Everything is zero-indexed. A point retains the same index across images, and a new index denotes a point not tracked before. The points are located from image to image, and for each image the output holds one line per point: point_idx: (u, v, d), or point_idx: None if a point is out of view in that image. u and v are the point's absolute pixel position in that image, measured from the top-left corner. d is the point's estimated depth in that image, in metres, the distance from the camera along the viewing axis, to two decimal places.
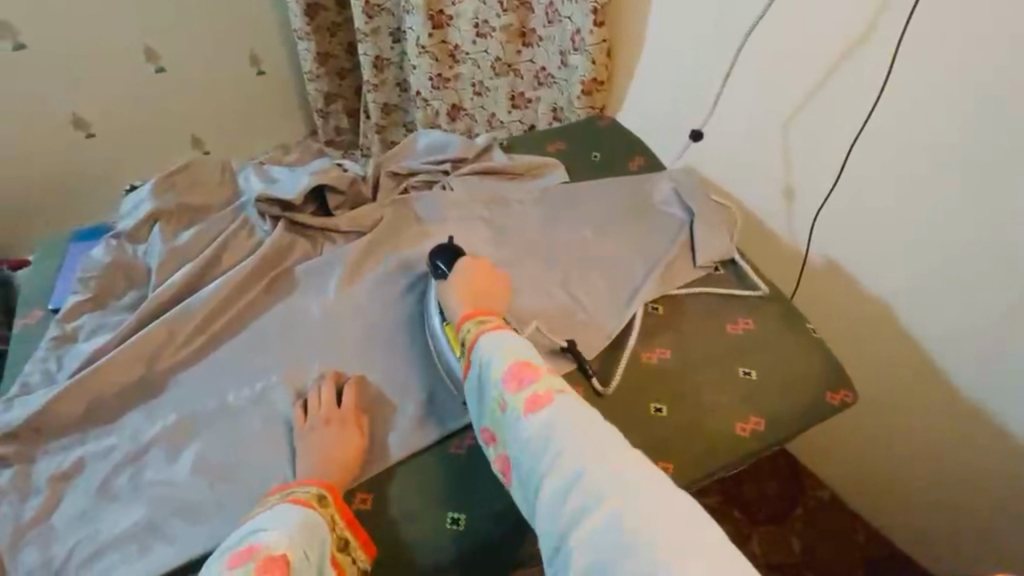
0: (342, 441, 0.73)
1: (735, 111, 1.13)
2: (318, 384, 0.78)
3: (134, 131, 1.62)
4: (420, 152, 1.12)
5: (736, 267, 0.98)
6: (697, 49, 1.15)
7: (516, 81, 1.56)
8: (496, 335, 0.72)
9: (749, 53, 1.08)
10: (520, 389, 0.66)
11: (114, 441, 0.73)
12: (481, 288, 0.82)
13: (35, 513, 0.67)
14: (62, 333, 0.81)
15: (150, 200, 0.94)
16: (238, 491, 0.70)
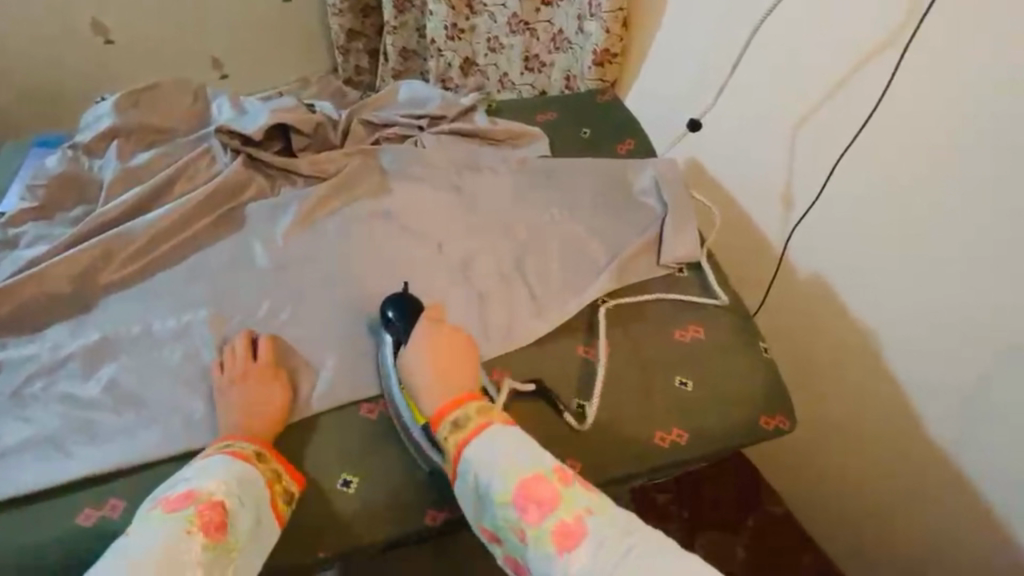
0: (265, 394, 0.72)
1: (737, 106, 1.06)
2: (233, 339, 0.76)
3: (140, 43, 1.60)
4: (400, 104, 1.07)
5: (702, 272, 0.94)
6: (708, 33, 1.08)
7: (532, 41, 1.50)
8: (491, 442, 0.65)
9: (759, 44, 1.01)
10: (543, 517, 0.60)
11: (35, 351, 0.74)
12: (449, 361, 0.72)
13: None
14: (3, 238, 0.81)
15: (111, 115, 0.92)
16: (141, 418, 0.70)
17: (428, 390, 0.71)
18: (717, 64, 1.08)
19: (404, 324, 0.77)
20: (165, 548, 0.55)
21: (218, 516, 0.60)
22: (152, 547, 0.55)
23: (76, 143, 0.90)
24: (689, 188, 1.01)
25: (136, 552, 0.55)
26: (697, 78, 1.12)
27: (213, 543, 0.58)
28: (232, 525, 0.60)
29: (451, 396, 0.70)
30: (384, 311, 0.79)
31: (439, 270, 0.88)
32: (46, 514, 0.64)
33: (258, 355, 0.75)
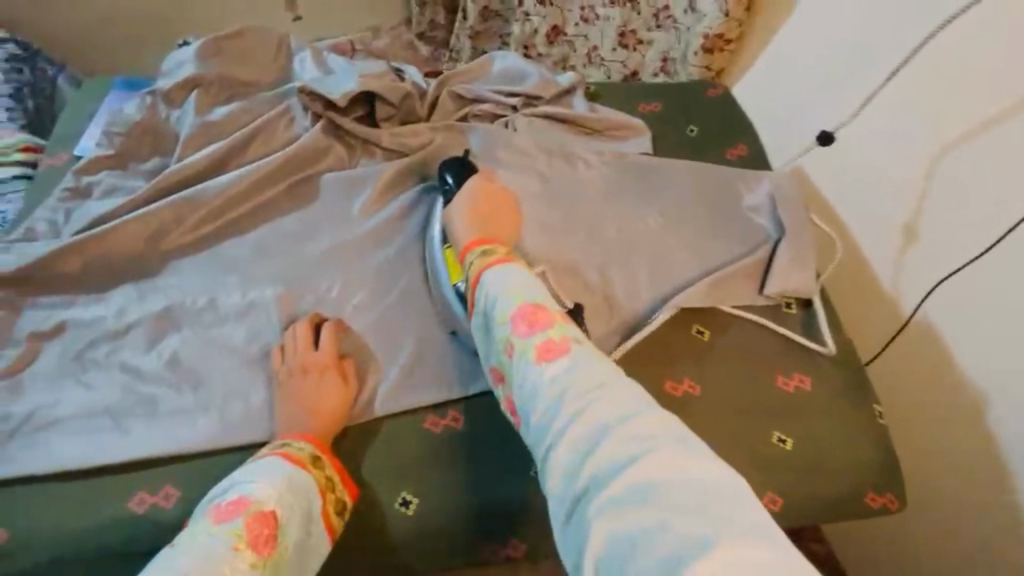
0: (324, 386, 0.67)
1: (880, 124, 0.91)
2: (293, 326, 0.70)
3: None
4: (493, 77, 0.97)
5: (812, 311, 0.83)
6: (861, 39, 0.93)
7: (632, 15, 1.35)
8: (510, 268, 0.63)
9: (923, 59, 0.85)
10: (531, 333, 0.55)
11: (100, 312, 0.71)
12: (489, 210, 0.77)
13: (11, 362, 0.66)
14: (75, 187, 0.77)
15: (193, 62, 0.87)
16: (203, 398, 0.66)
17: (463, 227, 0.73)
18: (865, 71, 0.93)
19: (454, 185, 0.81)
20: (210, 563, 0.47)
21: (267, 529, 0.53)
22: (196, 557, 0.48)
23: (155, 88, 0.85)
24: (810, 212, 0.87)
25: (178, 564, 0.47)
26: (833, 86, 0.98)
27: (262, 560, 0.51)
28: (281, 540, 0.53)
29: (480, 235, 0.71)
30: (441, 174, 0.83)
31: None
32: (97, 491, 0.61)
33: (319, 345, 0.69)
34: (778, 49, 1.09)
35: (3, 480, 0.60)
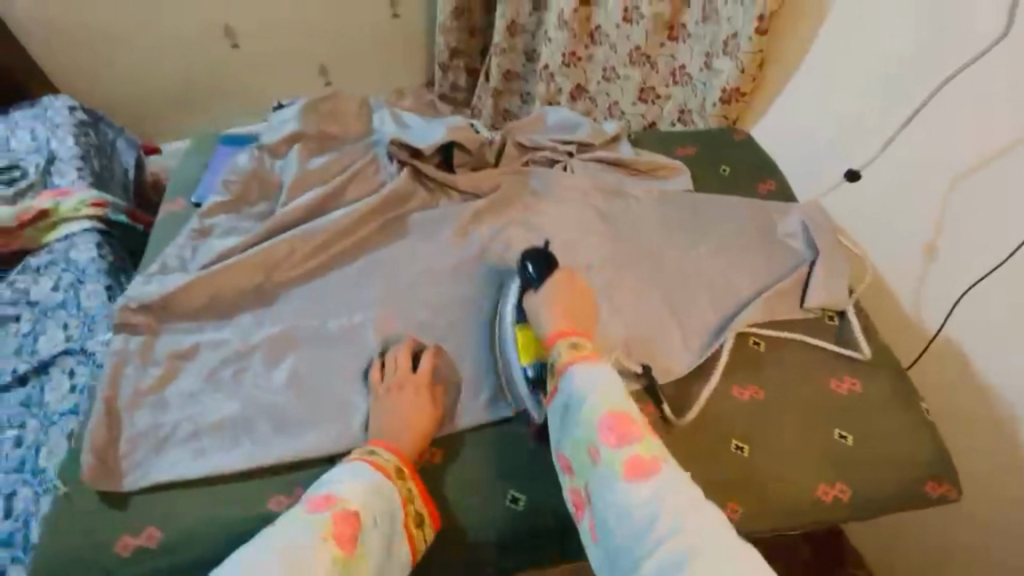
0: (418, 403, 0.74)
1: (903, 164, 1.03)
2: (394, 349, 0.79)
3: (285, 48, 2.16)
4: (549, 128, 1.11)
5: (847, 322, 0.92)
6: (881, 93, 1.07)
7: (651, 73, 1.58)
8: (597, 369, 0.68)
9: (939, 108, 0.98)
10: (620, 445, 0.61)
11: (227, 336, 0.80)
12: (577, 304, 0.79)
13: (155, 380, 0.75)
14: (200, 228, 0.88)
15: (294, 120, 1.00)
16: (312, 412, 0.74)
17: (547, 322, 0.76)
18: (877, 119, 1.08)
19: (537, 278, 0.82)
20: (301, 551, 0.56)
21: (349, 530, 0.60)
22: (290, 543, 0.56)
23: (262, 143, 0.98)
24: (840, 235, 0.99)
25: (282, 545, 0.56)
26: (860, 133, 1.11)
27: (344, 557, 0.59)
28: (360, 542, 0.61)
29: (564, 326, 0.75)
30: (523, 263, 0.84)
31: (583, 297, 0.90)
32: (234, 493, 0.68)
33: (418, 365, 0.78)
34: (805, 102, 1.22)
35: (153, 484, 0.68)
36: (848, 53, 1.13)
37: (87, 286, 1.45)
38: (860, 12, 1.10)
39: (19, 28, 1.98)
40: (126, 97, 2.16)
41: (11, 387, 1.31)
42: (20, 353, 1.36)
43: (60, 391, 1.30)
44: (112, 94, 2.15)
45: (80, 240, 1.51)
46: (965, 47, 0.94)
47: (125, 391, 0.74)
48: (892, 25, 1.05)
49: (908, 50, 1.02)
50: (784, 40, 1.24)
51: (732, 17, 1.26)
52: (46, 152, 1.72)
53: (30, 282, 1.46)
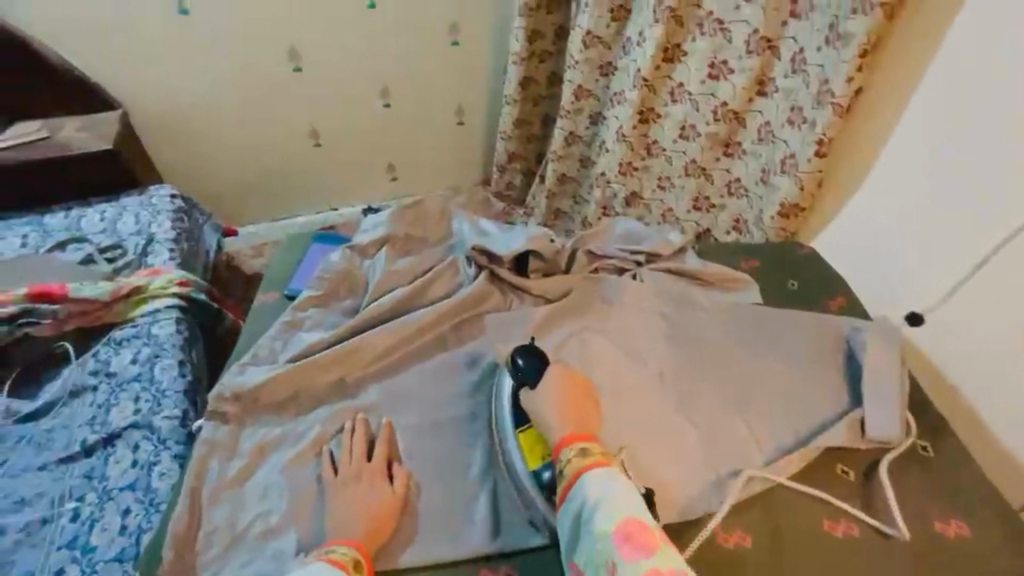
0: (372, 494, 0.75)
1: (976, 301, 1.07)
2: (349, 436, 0.81)
3: (363, 148, 2.53)
4: (616, 237, 1.17)
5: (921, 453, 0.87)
6: (950, 229, 1.12)
7: (706, 185, 1.66)
8: (605, 476, 0.69)
9: (1014, 252, 1.01)
10: (637, 555, 0.61)
11: (305, 427, 0.84)
12: (574, 400, 0.81)
13: (236, 472, 0.80)
14: (291, 320, 0.95)
15: (385, 224, 1.08)
16: (313, 522, 0.74)
17: (553, 424, 0.77)
18: (943, 259, 1.14)
19: (527, 371, 0.83)
20: None
21: None
22: None
23: (353, 243, 1.06)
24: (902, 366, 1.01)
25: None
26: (932, 262, 1.16)
27: None
28: None
29: (569, 429, 0.76)
30: (512, 358, 0.86)
31: (656, 409, 0.90)
32: None
33: (372, 454, 0.79)
34: (868, 224, 1.29)
35: None
36: (904, 190, 1.20)
37: (163, 360, 1.53)
38: (921, 153, 1.16)
39: (138, 126, 2.23)
40: (220, 185, 2.44)
41: (77, 457, 1.36)
42: (92, 425, 1.41)
43: (121, 465, 1.33)
44: (207, 185, 2.42)
45: (163, 316, 1.61)
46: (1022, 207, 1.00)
47: (209, 483, 0.79)
48: (955, 168, 1.10)
49: (975, 192, 1.07)
50: (841, 163, 1.32)
51: (789, 140, 1.38)
52: (145, 234, 1.90)
53: (111, 353, 1.55)
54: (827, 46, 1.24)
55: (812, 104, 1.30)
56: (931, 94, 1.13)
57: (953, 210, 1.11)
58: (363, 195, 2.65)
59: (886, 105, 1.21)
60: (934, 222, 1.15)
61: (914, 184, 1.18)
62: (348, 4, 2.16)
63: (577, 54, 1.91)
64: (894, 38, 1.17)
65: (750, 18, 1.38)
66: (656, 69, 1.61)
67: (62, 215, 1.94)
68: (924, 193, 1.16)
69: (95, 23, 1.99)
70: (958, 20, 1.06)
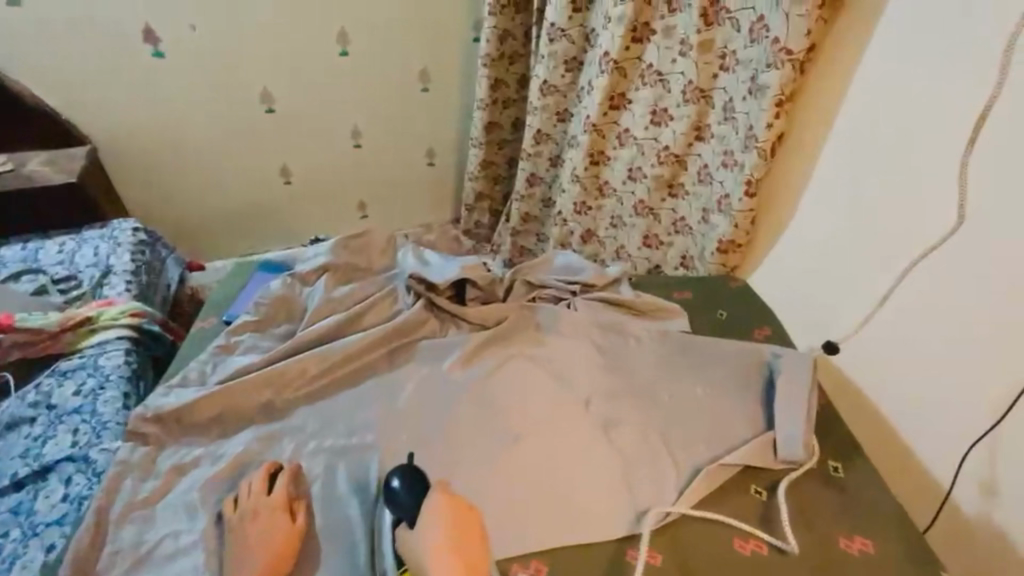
0: (272, 528, 0.74)
1: (893, 331, 1.15)
2: (251, 475, 0.81)
3: (334, 186, 2.60)
4: (555, 269, 1.21)
5: (830, 472, 0.92)
6: (860, 263, 1.22)
7: (654, 223, 1.74)
8: None
9: (914, 283, 1.11)
10: None
11: (225, 449, 0.86)
12: (463, 538, 0.70)
13: (149, 493, 0.81)
14: (225, 344, 0.97)
15: (327, 253, 1.12)
16: (219, 548, 0.75)
17: None
18: (859, 291, 1.22)
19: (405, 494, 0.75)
20: None
21: None
22: None
23: (294, 271, 1.09)
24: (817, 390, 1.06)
25: None
26: (846, 293, 1.25)
27: None
28: None
29: None
30: (389, 481, 0.78)
31: (580, 432, 0.92)
32: None
33: (271, 490, 0.78)
34: (790, 259, 1.39)
35: None
36: (821, 228, 1.30)
37: (106, 393, 1.50)
38: (832, 196, 1.27)
39: (108, 162, 2.26)
40: (192, 221, 2.47)
41: (7, 491, 1.32)
42: (25, 457, 1.37)
43: (50, 500, 1.29)
44: (177, 219, 2.45)
45: (112, 347, 1.60)
46: (921, 245, 1.10)
47: (119, 503, 0.79)
48: (862, 209, 1.21)
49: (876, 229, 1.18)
50: (770, 203, 1.41)
51: (724, 180, 1.47)
52: (103, 266, 1.90)
53: (55, 385, 1.52)
54: (750, 96, 1.34)
55: (740, 148, 1.40)
56: (837, 143, 1.25)
57: (863, 247, 1.21)
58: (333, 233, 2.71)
59: (806, 149, 1.31)
60: (849, 258, 1.24)
61: (827, 223, 1.29)
62: (320, 51, 2.27)
63: (535, 101, 2.03)
64: (809, 90, 1.28)
65: (685, 70, 1.50)
66: (604, 115, 1.72)
67: (19, 247, 1.94)
68: (836, 231, 1.27)
69: (64, 63, 2.04)
70: (856, 79, 1.19)
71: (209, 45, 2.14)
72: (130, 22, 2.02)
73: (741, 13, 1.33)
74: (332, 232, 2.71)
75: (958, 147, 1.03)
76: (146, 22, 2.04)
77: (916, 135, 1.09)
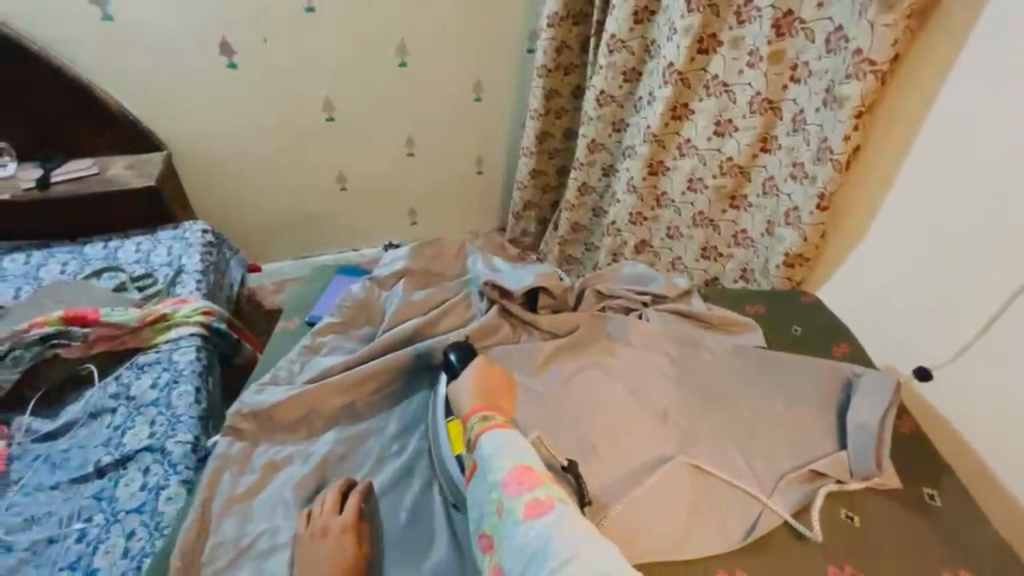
0: (339, 550, 0.79)
1: (988, 357, 1.08)
2: (326, 491, 0.86)
3: (386, 195, 2.67)
4: (624, 278, 1.22)
5: (927, 500, 0.89)
6: (952, 287, 1.15)
7: (713, 234, 1.71)
8: (501, 432, 0.80)
9: (1020, 309, 1.03)
10: (521, 493, 0.72)
11: (312, 452, 0.94)
12: (491, 384, 0.92)
13: (247, 487, 0.89)
14: (310, 344, 1.04)
15: (403, 258, 1.16)
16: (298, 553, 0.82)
17: (467, 402, 0.87)
18: (950, 315, 1.16)
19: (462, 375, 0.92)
20: None
21: None
22: None
23: (374, 276, 1.14)
24: (898, 415, 1.02)
25: None
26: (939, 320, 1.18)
27: None
28: None
29: (481, 404, 0.86)
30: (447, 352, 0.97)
31: (658, 445, 0.91)
32: None
33: (342, 509, 0.83)
34: (873, 282, 1.32)
35: None
36: (906, 246, 1.24)
37: (179, 387, 1.57)
38: (919, 216, 1.21)
39: (180, 167, 2.37)
40: (253, 225, 2.58)
41: (90, 477, 1.39)
42: (107, 445, 1.44)
43: (130, 488, 1.35)
44: (240, 223, 2.56)
45: (185, 342, 1.68)
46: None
47: (221, 496, 0.88)
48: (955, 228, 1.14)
49: (973, 252, 1.11)
50: (843, 217, 1.37)
51: (792, 193, 1.44)
52: (175, 266, 2.00)
53: (133, 376, 1.59)
54: (825, 107, 1.31)
55: (812, 160, 1.36)
56: (926, 159, 1.19)
57: (956, 270, 1.14)
58: (382, 239, 2.80)
59: (885, 163, 1.27)
60: (941, 279, 1.17)
61: (914, 244, 1.22)
62: (381, 61, 2.35)
63: (591, 111, 2.03)
64: (889, 102, 1.24)
65: (753, 81, 1.47)
66: (666, 126, 1.70)
67: (101, 246, 2.07)
68: (924, 253, 1.20)
69: (144, 75, 2.15)
70: (950, 90, 1.13)
71: (280, 58, 2.24)
72: (207, 38, 2.13)
73: (817, 23, 1.31)
74: (381, 239, 2.80)
75: None
76: (223, 37, 2.14)
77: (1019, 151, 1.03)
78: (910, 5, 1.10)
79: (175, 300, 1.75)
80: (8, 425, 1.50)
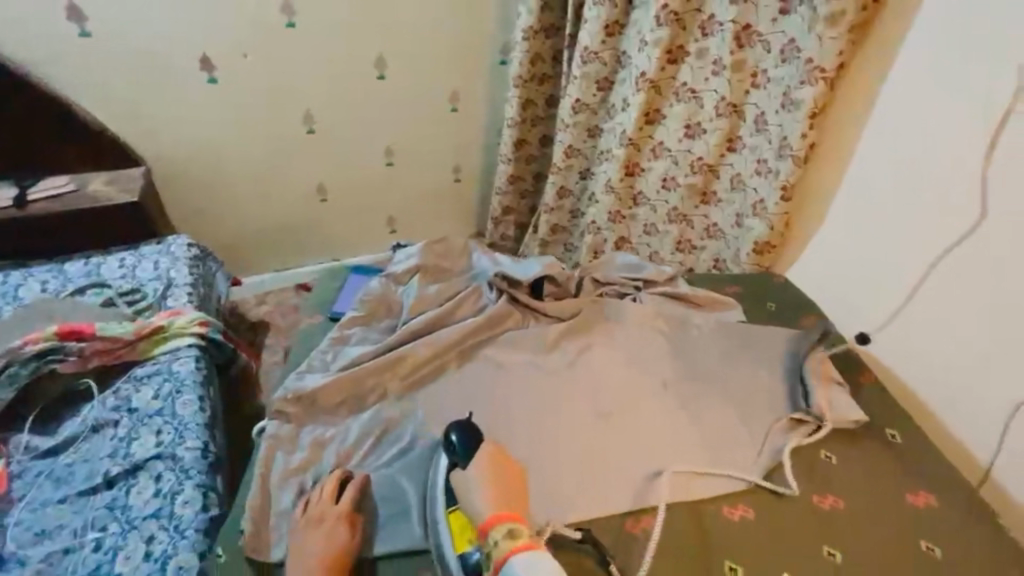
0: (336, 534, 0.87)
1: (925, 316, 1.28)
2: (325, 479, 0.94)
3: (368, 204, 2.73)
4: (617, 266, 1.33)
5: (890, 437, 1.05)
6: (892, 259, 1.35)
7: (687, 229, 1.87)
8: (536, 561, 0.75)
9: (947, 272, 1.23)
10: None
11: (335, 438, 1.03)
12: (501, 472, 0.88)
13: (302, 461, 0.99)
14: (338, 335, 1.16)
15: (416, 255, 1.26)
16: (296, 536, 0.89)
17: (482, 503, 0.83)
18: (893, 282, 1.35)
19: (467, 451, 0.91)
20: None
21: None
22: None
23: (389, 273, 1.25)
24: (862, 371, 1.16)
25: None
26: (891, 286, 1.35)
27: None
28: None
29: (498, 511, 0.82)
30: (449, 433, 0.95)
31: (660, 405, 1.07)
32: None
33: (339, 499, 0.91)
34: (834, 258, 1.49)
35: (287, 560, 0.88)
36: (853, 226, 1.43)
37: (183, 396, 1.58)
38: (871, 197, 1.38)
39: (158, 182, 2.36)
40: (235, 238, 2.59)
41: (99, 489, 1.39)
42: (114, 457, 1.44)
43: (144, 495, 1.37)
44: (222, 237, 2.56)
45: (183, 353, 1.69)
46: (948, 239, 1.23)
47: (278, 470, 0.98)
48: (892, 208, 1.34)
49: (917, 226, 1.29)
50: (802, 207, 1.55)
51: (758, 187, 1.60)
52: (164, 279, 2.00)
53: (133, 389, 1.59)
54: (783, 110, 1.48)
55: (774, 157, 1.53)
56: (874, 147, 1.36)
57: (895, 243, 1.34)
58: (362, 248, 2.84)
59: (836, 158, 1.45)
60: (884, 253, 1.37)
61: (868, 222, 1.40)
62: (360, 74, 2.41)
63: (567, 118, 2.16)
64: (839, 103, 1.41)
65: (718, 87, 1.63)
66: (640, 130, 1.85)
67: (82, 262, 2.03)
68: (875, 229, 1.38)
69: (122, 91, 2.15)
70: (882, 92, 1.33)
71: (260, 72, 2.27)
72: (188, 53, 2.15)
73: (773, 35, 1.48)
74: (363, 247, 2.84)
75: (977, 153, 1.17)
76: (202, 51, 2.16)
77: (939, 142, 1.23)
78: (852, 20, 1.28)
79: (169, 312, 1.75)
80: (6, 444, 1.48)
